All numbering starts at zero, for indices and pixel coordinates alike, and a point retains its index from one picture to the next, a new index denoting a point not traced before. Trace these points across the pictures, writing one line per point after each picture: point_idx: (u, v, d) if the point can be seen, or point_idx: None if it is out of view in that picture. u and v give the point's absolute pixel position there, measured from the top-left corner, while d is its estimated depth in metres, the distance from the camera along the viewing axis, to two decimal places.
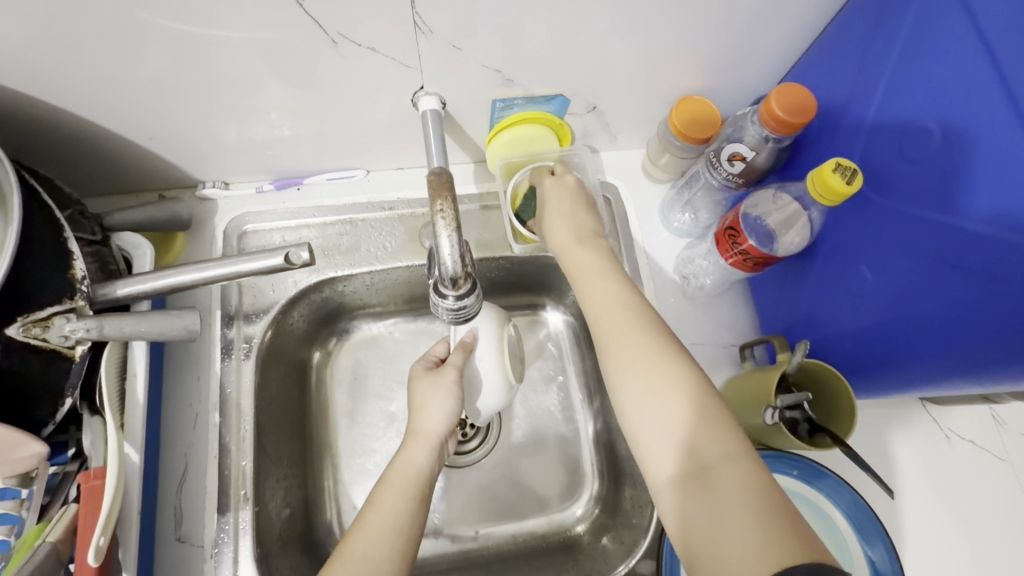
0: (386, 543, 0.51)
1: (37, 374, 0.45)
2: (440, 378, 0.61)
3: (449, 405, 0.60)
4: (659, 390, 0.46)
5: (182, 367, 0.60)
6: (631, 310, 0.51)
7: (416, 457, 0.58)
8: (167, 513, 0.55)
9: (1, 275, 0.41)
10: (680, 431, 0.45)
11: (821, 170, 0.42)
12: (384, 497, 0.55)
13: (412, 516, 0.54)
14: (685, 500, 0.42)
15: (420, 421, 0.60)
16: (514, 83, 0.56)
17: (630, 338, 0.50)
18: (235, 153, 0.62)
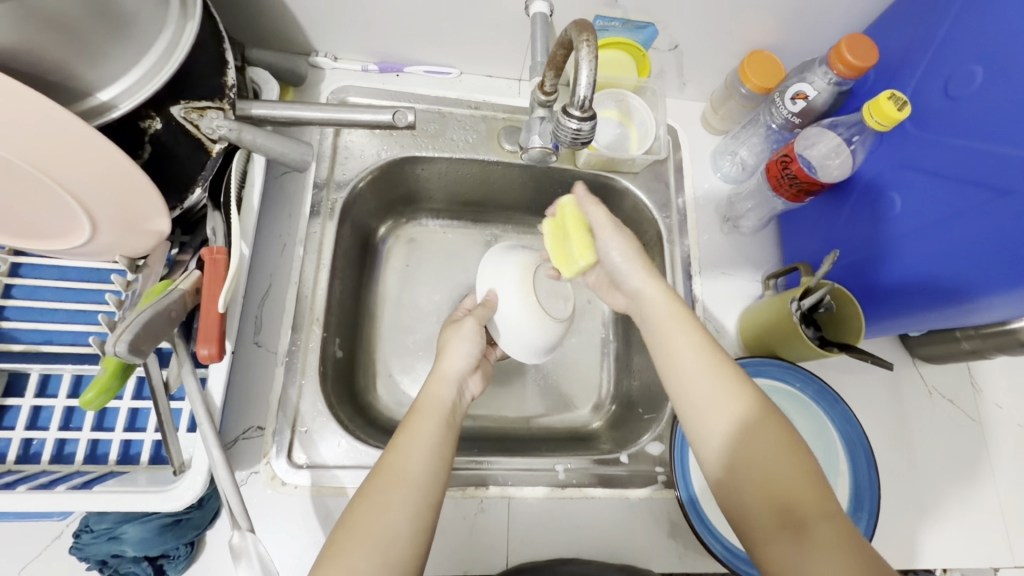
0: (424, 460, 0.53)
1: (183, 153, 0.52)
2: (461, 327, 0.66)
3: (467, 350, 0.64)
4: (744, 480, 0.48)
5: (276, 204, 0.67)
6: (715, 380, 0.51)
7: (442, 393, 0.60)
8: (249, 321, 0.62)
9: (178, 61, 0.48)
10: (765, 483, 0.47)
11: (877, 100, 0.50)
12: (416, 423, 0.56)
13: (445, 442, 0.55)
14: (777, 542, 0.45)
15: (440, 363, 0.63)
16: (617, 5, 0.64)
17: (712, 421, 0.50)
18: (354, 28, 0.70)
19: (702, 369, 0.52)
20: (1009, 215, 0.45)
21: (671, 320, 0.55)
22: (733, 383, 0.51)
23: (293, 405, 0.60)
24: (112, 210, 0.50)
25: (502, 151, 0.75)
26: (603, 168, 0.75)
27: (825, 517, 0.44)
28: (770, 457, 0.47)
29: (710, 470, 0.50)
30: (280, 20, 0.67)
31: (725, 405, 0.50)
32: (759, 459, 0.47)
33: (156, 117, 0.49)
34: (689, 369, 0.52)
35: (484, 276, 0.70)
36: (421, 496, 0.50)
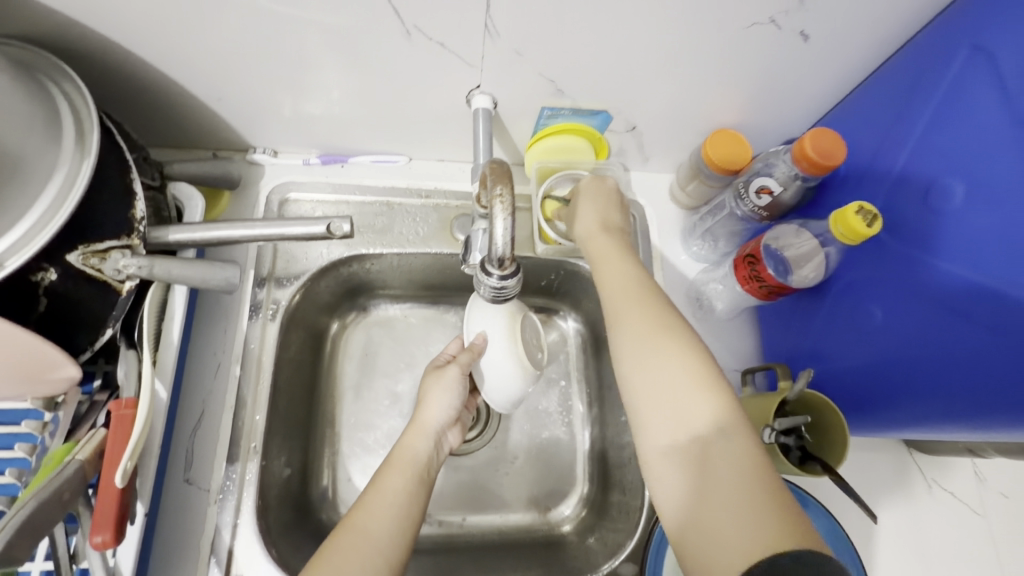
0: (386, 516, 0.53)
1: (86, 298, 0.47)
2: (442, 374, 0.64)
3: (448, 401, 0.64)
4: (660, 383, 0.47)
5: (211, 317, 0.63)
6: (642, 295, 0.52)
7: (416, 446, 0.61)
8: (179, 455, 0.57)
9: (70, 209, 0.44)
10: (676, 398, 0.46)
11: (844, 211, 0.45)
12: (386, 476, 0.57)
13: (415, 499, 0.56)
14: (675, 465, 0.44)
15: (419, 413, 0.63)
16: (564, 94, 0.60)
17: (633, 331, 0.50)
18: (290, 126, 0.66)
19: (625, 296, 0.52)
20: (982, 340, 0.41)
21: (611, 262, 0.56)
22: (653, 301, 0.52)
23: (226, 548, 0.55)
24: (11, 362, 0.46)
25: (455, 242, 0.70)
26: (564, 254, 0.70)
27: (728, 437, 0.44)
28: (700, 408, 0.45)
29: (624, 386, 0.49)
30: (210, 123, 0.63)
31: (643, 325, 0.50)
32: (664, 376, 0.47)
33: (50, 267, 0.45)
34: (613, 289, 0.53)
35: (472, 316, 0.61)
36: (379, 555, 0.50)
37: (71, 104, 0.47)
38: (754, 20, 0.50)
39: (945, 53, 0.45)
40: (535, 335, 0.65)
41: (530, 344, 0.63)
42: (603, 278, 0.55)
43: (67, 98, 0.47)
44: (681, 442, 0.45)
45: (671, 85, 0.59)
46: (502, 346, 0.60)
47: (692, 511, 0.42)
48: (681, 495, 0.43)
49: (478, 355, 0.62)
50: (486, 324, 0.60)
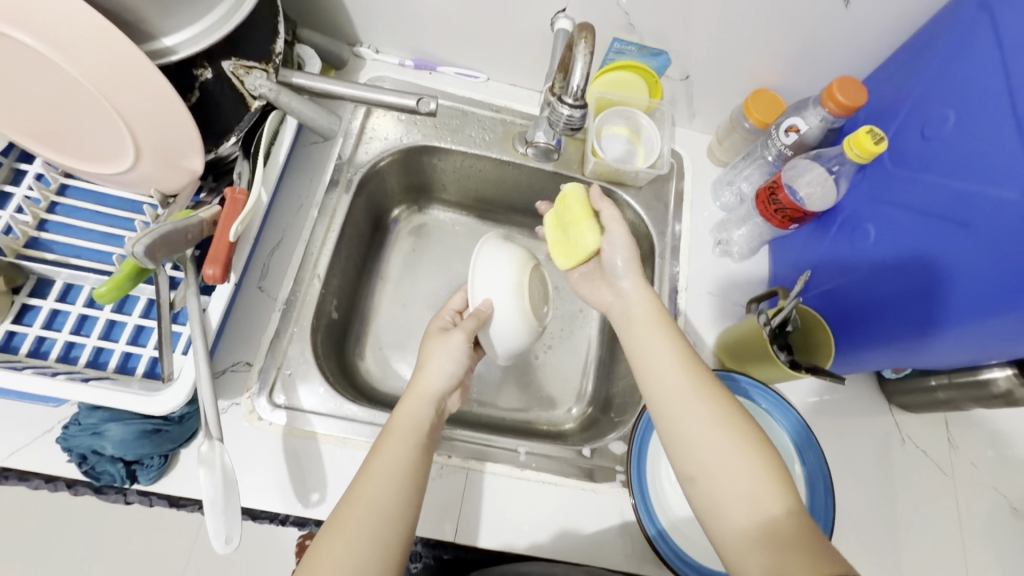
0: (392, 483, 0.52)
1: (225, 104, 0.58)
2: (447, 340, 0.62)
3: (450, 367, 0.61)
4: (718, 475, 0.48)
5: (300, 169, 0.74)
6: (697, 383, 0.53)
7: (417, 410, 0.58)
8: (257, 267, 0.67)
9: (235, 23, 0.55)
10: (735, 464, 0.47)
11: (856, 134, 0.54)
12: (389, 442, 0.55)
13: (418, 464, 0.54)
14: (745, 532, 0.45)
15: (419, 378, 0.60)
16: (635, 30, 0.70)
17: (693, 417, 0.51)
18: (396, 28, 0.77)
19: (671, 371, 0.54)
20: (969, 244, 0.48)
21: (653, 342, 0.57)
22: (708, 386, 0.53)
23: (282, 349, 0.64)
24: (157, 142, 0.56)
25: (514, 153, 0.80)
26: (608, 180, 0.80)
27: (791, 515, 0.44)
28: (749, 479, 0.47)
29: (678, 460, 0.51)
30: (333, 10, 0.75)
31: (694, 405, 0.51)
32: (719, 469, 0.48)
33: (207, 68, 0.56)
34: (659, 363, 0.55)
35: (478, 283, 0.66)
36: (389, 523, 0.50)
37: None
38: None
39: (956, 12, 0.54)
40: (543, 292, 0.72)
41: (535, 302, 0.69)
42: (646, 365, 0.56)
43: None
44: (753, 522, 0.45)
45: (726, 38, 0.69)
46: (507, 304, 0.66)
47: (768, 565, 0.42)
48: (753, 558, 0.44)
49: (482, 322, 0.64)
50: (493, 291, 0.65)
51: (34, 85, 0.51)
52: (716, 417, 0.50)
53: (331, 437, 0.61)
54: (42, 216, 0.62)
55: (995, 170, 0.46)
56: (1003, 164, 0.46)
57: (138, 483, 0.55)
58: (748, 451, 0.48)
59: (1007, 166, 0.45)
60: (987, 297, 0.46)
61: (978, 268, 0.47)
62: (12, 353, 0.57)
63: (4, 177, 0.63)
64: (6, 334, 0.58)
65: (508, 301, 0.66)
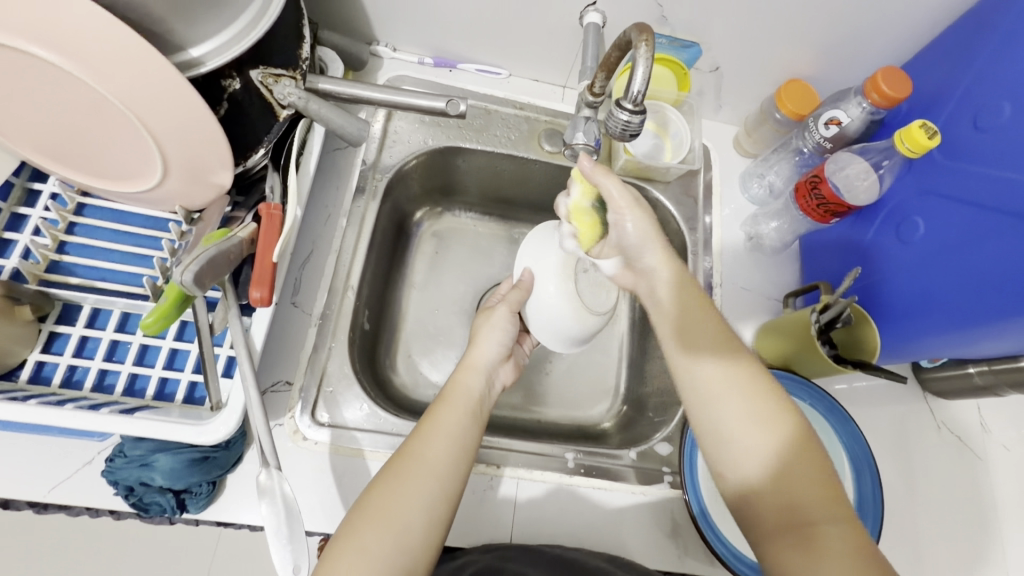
0: (443, 446, 0.53)
1: (254, 113, 0.56)
2: (492, 314, 0.67)
3: (498, 338, 0.66)
4: (759, 478, 0.47)
5: (325, 176, 0.71)
6: (743, 377, 0.50)
7: (470, 381, 0.61)
8: (289, 282, 0.65)
9: (262, 31, 0.52)
10: (777, 468, 0.46)
11: (908, 127, 0.53)
12: (441, 410, 0.56)
13: (471, 430, 0.56)
14: (781, 538, 0.45)
15: (471, 352, 0.65)
16: (667, 22, 0.68)
17: (734, 415, 0.49)
18: (416, 25, 0.74)
19: (716, 368, 0.51)
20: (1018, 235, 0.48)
21: (693, 327, 0.54)
22: (752, 380, 0.50)
23: (321, 365, 0.62)
24: (185, 157, 0.53)
25: (541, 151, 0.78)
26: (637, 176, 0.78)
27: (836, 523, 0.43)
28: (782, 465, 0.46)
29: (718, 461, 0.50)
30: (350, 8, 0.72)
31: (736, 406, 0.49)
32: (767, 473, 0.46)
33: (235, 78, 0.53)
34: (702, 353, 0.52)
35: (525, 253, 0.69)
36: (436, 482, 0.50)
37: None
38: None
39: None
40: (601, 284, 0.67)
41: (587, 288, 0.66)
42: (685, 355, 0.54)
43: None
44: (792, 528, 0.44)
45: (760, 28, 0.68)
46: (551, 279, 0.65)
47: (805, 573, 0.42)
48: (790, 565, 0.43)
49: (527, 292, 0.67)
50: (534, 262, 0.67)
51: (55, 103, 0.48)
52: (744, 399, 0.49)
53: (378, 453, 0.60)
54: (61, 238, 0.59)
55: None
56: None
57: (188, 512, 0.54)
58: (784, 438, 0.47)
59: None
60: None
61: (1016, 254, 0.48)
62: (45, 385, 0.54)
63: (18, 198, 0.59)
64: (35, 365, 0.55)
65: (552, 275, 0.65)
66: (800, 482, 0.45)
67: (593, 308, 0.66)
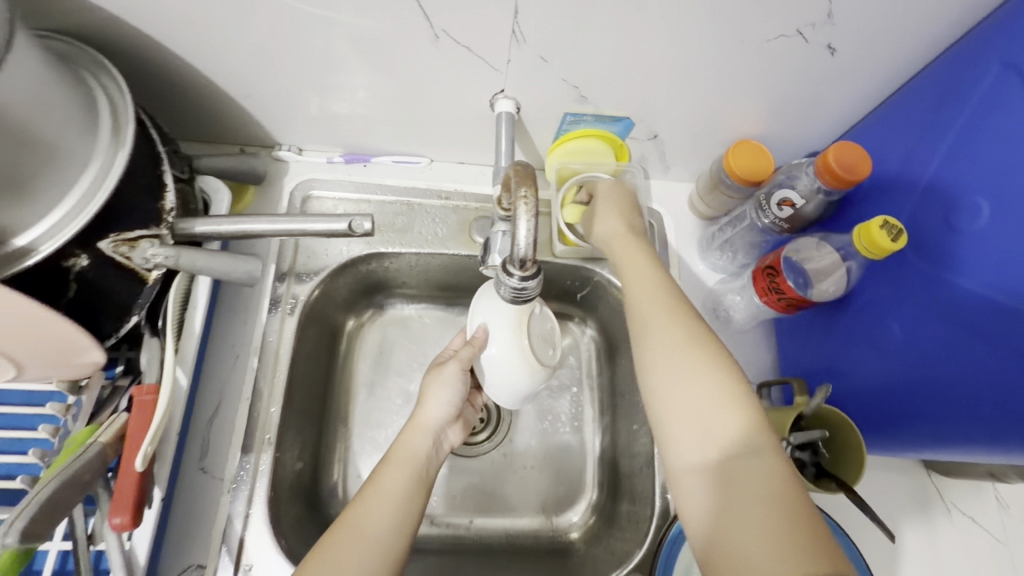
0: (387, 520, 0.51)
1: (116, 287, 0.49)
2: (443, 371, 0.60)
3: (448, 398, 0.60)
4: (698, 375, 0.48)
5: (232, 310, 0.64)
6: (685, 327, 0.51)
7: (414, 442, 0.58)
8: (195, 444, 0.58)
9: (99, 201, 0.45)
10: (715, 414, 0.46)
11: (867, 225, 0.45)
12: (386, 473, 0.55)
13: (413, 497, 0.54)
14: (705, 488, 0.44)
15: (420, 411, 0.60)
16: (587, 100, 0.60)
17: (676, 355, 0.49)
18: (315, 126, 0.67)
19: (666, 324, 0.51)
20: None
21: (636, 267, 0.57)
22: (698, 335, 0.50)
23: (238, 538, 0.55)
24: (36, 350, 0.47)
25: (473, 244, 0.71)
26: (582, 257, 0.70)
27: (760, 460, 0.44)
28: (714, 409, 0.46)
29: (658, 397, 0.49)
30: (239, 120, 0.64)
31: (683, 359, 0.49)
32: (703, 416, 0.46)
33: (82, 254, 0.46)
34: (649, 292, 0.54)
35: (478, 304, 0.58)
36: (381, 556, 0.49)
37: (109, 99, 0.48)
38: (779, 33, 0.51)
39: (976, 65, 0.45)
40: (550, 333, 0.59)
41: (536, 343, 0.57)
42: (632, 294, 0.55)
43: (104, 89, 0.49)
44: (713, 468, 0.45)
45: (694, 95, 0.59)
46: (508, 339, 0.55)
47: (723, 532, 0.42)
48: (713, 517, 0.43)
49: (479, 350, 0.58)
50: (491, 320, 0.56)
51: None
52: (692, 367, 0.48)
53: None
54: None
55: None
56: None
57: None
58: (736, 413, 0.46)
59: None
60: None
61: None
62: None
63: None
64: None
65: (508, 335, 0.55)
66: (735, 427, 0.45)
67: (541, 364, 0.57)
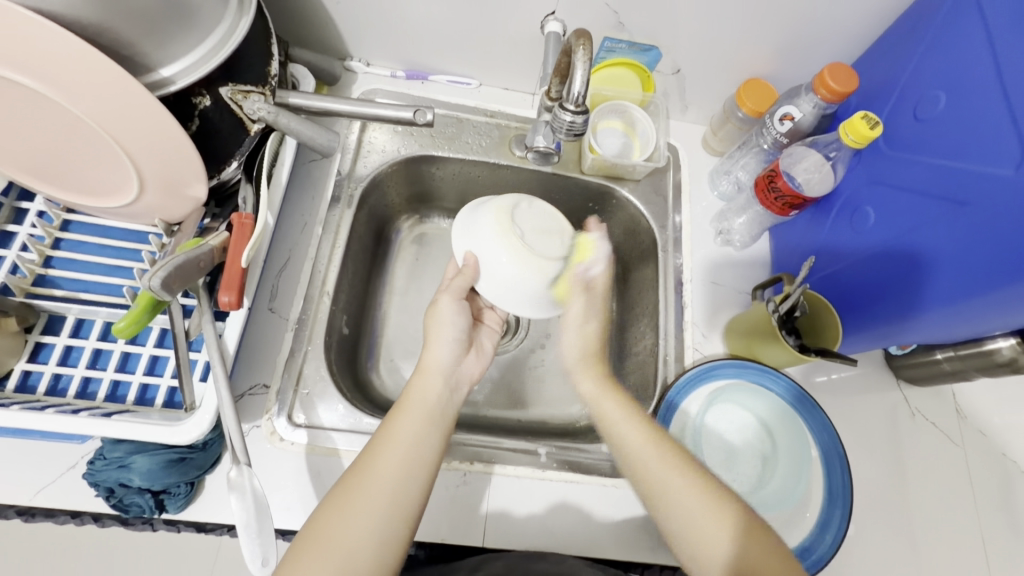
0: (400, 463, 0.54)
1: (225, 131, 0.59)
2: (439, 307, 0.67)
3: (450, 334, 0.65)
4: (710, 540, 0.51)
5: (302, 187, 0.74)
6: (665, 458, 0.56)
7: (425, 386, 0.61)
8: (266, 289, 0.68)
9: (222, 58, 0.55)
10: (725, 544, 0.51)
11: (852, 119, 0.55)
12: (399, 422, 0.57)
13: (428, 441, 0.57)
14: None
15: (427, 355, 0.64)
16: (624, 28, 0.71)
17: (682, 500, 0.53)
18: (385, 41, 0.77)
19: (654, 469, 0.56)
20: (968, 222, 0.49)
21: (618, 427, 0.59)
22: (672, 456, 0.56)
23: (298, 368, 0.64)
24: (157, 170, 0.56)
25: (511, 156, 0.80)
26: (606, 175, 0.80)
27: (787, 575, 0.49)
28: (711, 520, 0.52)
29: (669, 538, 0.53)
30: (322, 27, 0.75)
31: (679, 494, 0.54)
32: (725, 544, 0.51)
33: (206, 95, 0.56)
34: (628, 445, 0.58)
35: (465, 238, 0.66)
36: (394, 512, 0.51)
37: None
38: None
39: None
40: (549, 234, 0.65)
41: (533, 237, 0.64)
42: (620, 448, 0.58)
43: None
44: None
45: (716, 30, 0.70)
46: (489, 242, 0.63)
47: None
48: None
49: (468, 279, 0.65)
50: (474, 243, 0.64)
51: (32, 123, 0.51)
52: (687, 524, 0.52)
53: (353, 452, 0.62)
54: (47, 253, 0.62)
55: (973, 148, 0.50)
56: (995, 143, 0.48)
57: (167, 512, 0.55)
58: (727, 521, 0.52)
59: (1002, 148, 0.47)
60: (982, 270, 0.48)
61: (971, 245, 0.49)
62: (30, 393, 0.57)
63: (6, 217, 0.62)
64: (22, 375, 0.58)
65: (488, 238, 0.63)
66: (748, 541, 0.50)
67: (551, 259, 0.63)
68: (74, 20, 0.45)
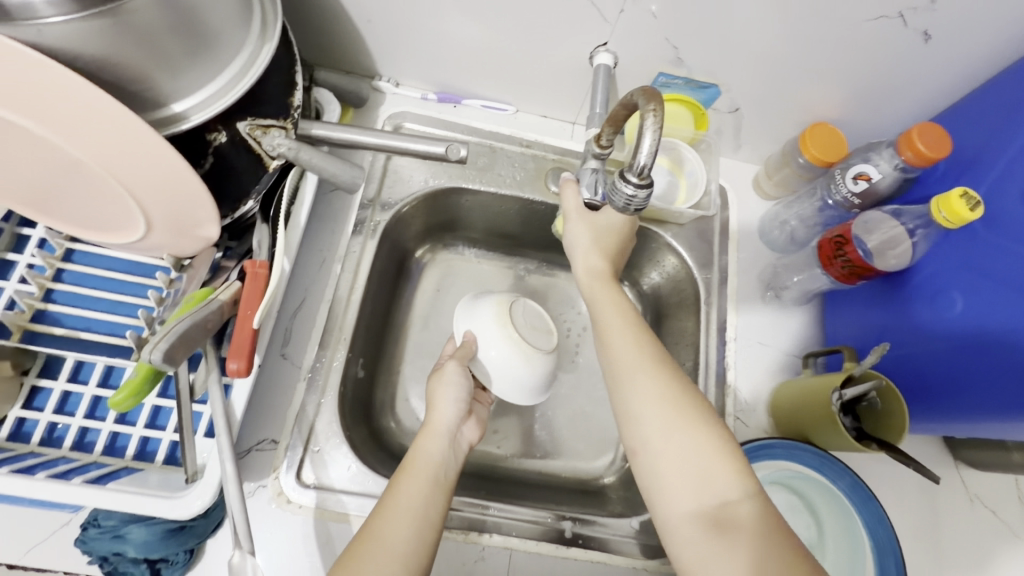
0: (411, 527, 0.49)
1: (241, 166, 0.53)
2: (443, 373, 0.62)
3: (456, 397, 0.60)
4: (681, 422, 0.48)
5: (322, 219, 0.69)
6: (645, 351, 0.53)
7: (431, 448, 0.56)
8: (279, 332, 0.63)
9: (239, 93, 0.49)
10: (679, 434, 0.47)
11: (951, 195, 0.49)
12: (402, 483, 0.52)
13: (434, 502, 0.52)
14: (693, 528, 0.44)
15: (430, 417, 0.59)
16: (683, 63, 0.64)
17: (642, 384, 0.50)
18: (418, 62, 0.71)
19: (632, 357, 0.52)
20: None
21: (607, 310, 0.57)
22: (652, 356, 0.52)
23: (309, 422, 0.60)
24: (166, 212, 0.51)
25: (547, 192, 0.74)
26: (648, 218, 0.73)
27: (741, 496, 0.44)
28: (672, 403, 0.49)
29: (625, 433, 0.50)
30: (351, 46, 0.69)
31: (638, 376, 0.51)
32: (675, 437, 0.47)
33: (222, 131, 0.50)
34: (616, 335, 0.55)
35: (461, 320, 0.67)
36: (403, 569, 0.47)
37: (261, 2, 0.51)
38: (881, 13, 0.54)
39: None
40: (535, 325, 0.68)
41: (526, 330, 0.66)
42: (604, 331, 0.56)
43: None
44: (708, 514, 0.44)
45: (787, 70, 0.63)
46: (489, 329, 0.65)
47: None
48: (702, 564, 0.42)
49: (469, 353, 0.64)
50: (473, 322, 0.66)
51: (32, 160, 0.46)
52: (665, 392, 0.49)
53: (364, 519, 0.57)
54: (48, 286, 0.57)
55: None
56: None
57: None
58: (688, 416, 0.48)
59: None
60: None
61: None
62: (24, 443, 0.53)
63: (6, 245, 0.58)
64: (17, 421, 0.54)
65: (490, 325, 0.65)
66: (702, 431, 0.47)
67: (537, 352, 0.66)
68: (81, 56, 0.41)
